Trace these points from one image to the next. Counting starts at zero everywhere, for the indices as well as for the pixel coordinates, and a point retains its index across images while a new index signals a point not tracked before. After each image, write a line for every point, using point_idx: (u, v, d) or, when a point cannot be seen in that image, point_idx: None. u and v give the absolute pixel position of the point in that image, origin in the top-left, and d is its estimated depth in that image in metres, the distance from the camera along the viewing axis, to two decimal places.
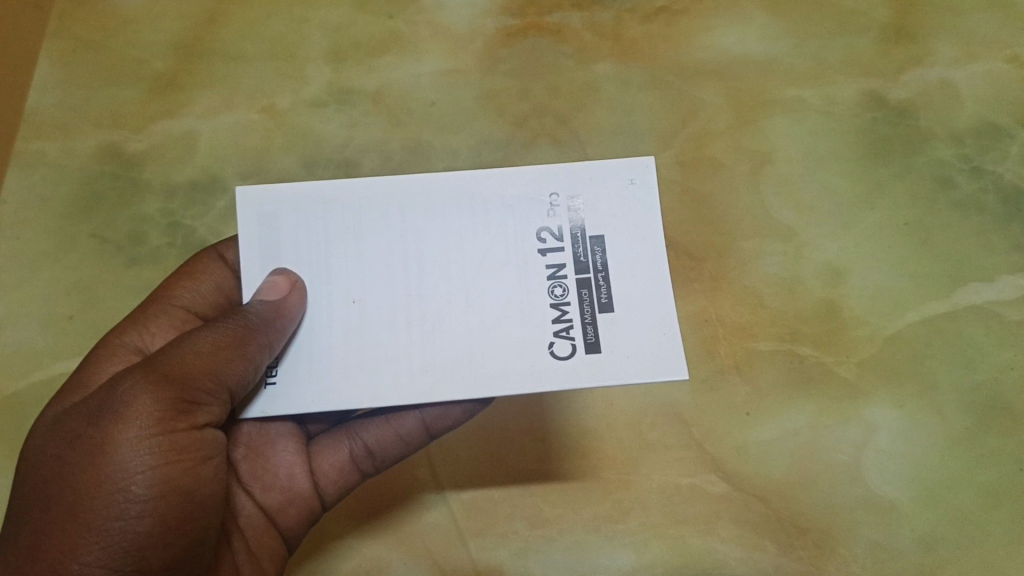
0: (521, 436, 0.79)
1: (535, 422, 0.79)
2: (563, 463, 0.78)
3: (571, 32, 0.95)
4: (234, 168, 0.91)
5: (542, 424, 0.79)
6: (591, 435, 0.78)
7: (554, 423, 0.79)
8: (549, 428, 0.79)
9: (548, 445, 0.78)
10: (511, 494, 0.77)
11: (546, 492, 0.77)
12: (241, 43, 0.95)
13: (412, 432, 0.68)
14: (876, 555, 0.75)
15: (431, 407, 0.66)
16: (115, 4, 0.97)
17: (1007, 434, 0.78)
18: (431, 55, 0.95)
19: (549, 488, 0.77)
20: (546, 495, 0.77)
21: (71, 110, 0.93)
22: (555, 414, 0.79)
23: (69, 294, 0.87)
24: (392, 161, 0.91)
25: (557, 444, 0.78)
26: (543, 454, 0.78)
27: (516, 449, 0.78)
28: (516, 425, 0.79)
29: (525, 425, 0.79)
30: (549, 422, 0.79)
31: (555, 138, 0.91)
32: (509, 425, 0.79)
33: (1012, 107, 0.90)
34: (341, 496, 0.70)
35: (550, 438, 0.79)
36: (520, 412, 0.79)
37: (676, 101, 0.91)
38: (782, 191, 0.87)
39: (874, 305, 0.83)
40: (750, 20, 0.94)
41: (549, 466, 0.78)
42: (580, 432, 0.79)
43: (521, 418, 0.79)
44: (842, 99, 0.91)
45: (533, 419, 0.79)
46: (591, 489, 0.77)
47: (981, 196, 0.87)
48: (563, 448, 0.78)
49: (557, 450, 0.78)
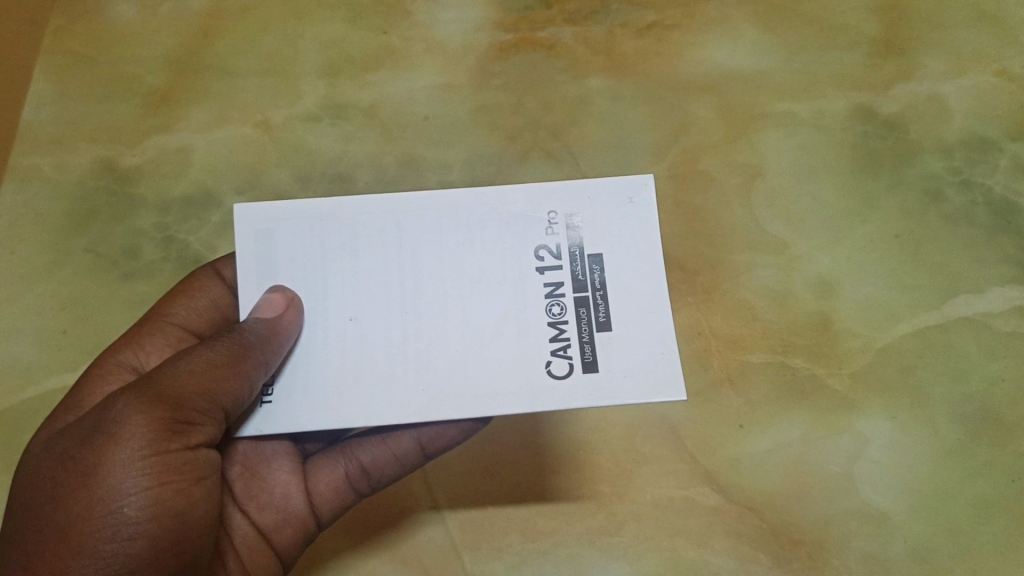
0: (515, 455, 0.79)
1: (530, 441, 0.79)
2: (558, 480, 0.78)
3: (563, 47, 0.96)
4: (228, 182, 0.91)
5: (537, 444, 0.79)
6: (586, 452, 0.78)
7: (547, 441, 0.79)
8: (543, 446, 0.79)
9: (545, 463, 0.78)
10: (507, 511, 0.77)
11: (543, 508, 0.77)
12: (236, 58, 0.96)
13: (407, 452, 0.68)
14: (870, 566, 0.75)
15: (428, 426, 0.66)
16: (110, 20, 0.98)
17: (999, 445, 0.78)
18: (425, 70, 0.95)
19: (546, 504, 0.77)
20: (542, 510, 0.77)
21: (66, 125, 0.93)
22: (549, 432, 0.79)
23: (63, 309, 0.87)
24: (386, 176, 0.91)
25: (553, 461, 0.78)
26: (539, 472, 0.78)
27: (512, 467, 0.78)
28: (511, 445, 0.79)
29: (522, 444, 0.79)
30: (543, 441, 0.79)
31: (548, 153, 0.91)
32: (505, 444, 0.79)
33: (1000, 120, 0.91)
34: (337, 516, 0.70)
35: (546, 455, 0.79)
36: (516, 431, 0.79)
37: (668, 115, 0.92)
38: (774, 204, 0.88)
39: (866, 318, 0.83)
40: (740, 35, 0.95)
41: (546, 483, 0.78)
42: (575, 448, 0.79)
43: (516, 436, 0.79)
44: (832, 113, 0.92)
45: (530, 437, 0.79)
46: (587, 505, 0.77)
47: (971, 208, 0.88)
48: (559, 465, 0.78)
49: (553, 468, 0.78)
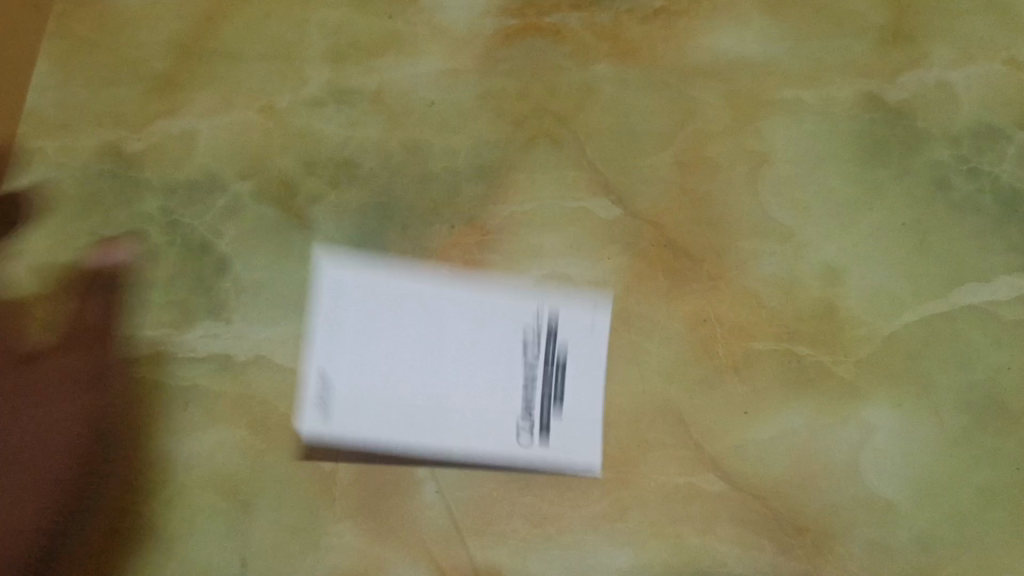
0: (502, 356, 0.81)
1: (516, 343, 0.82)
2: (549, 387, 0.81)
3: (569, 32, 0.95)
4: (233, 168, 0.91)
5: (524, 346, 0.82)
6: (572, 363, 0.81)
7: (533, 344, 0.82)
8: (530, 350, 0.82)
9: (531, 367, 0.81)
10: (500, 420, 0.79)
11: (536, 422, 0.79)
12: (241, 43, 0.96)
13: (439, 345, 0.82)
14: (872, 553, 0.75)
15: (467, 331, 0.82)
16: (112, 4, 0.97)
17: (1004, 434, 0.78)
18: (431, 55, 0.95)
19: (539, 415, 0.80)
20: (536, 424, 0.79)
21: (71, 109, 0.93)
22: (533, 336, 0.82)
23: (67, 294, 0.86)
24: (391, 162, 0.91)
25: (541, 367, 0.81)
26: (529, 378, 0.81)
27: (500, 372, 0.81)
28: (497, 348, 0.82)
29: (508, 346, 0.82)
30: (529, 345, 0.82)
31: (554, 140, 0.91)
32: (493, 346, 0.82)
33: (1008, 109, 0.91)
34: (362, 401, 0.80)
35: (533, 361, 0.81)
36: (501, 331, 0.82)
37: (674, 102, 0.92)
38: (781, 191, 0.88)
39: (872, 306, 0.83)
40: (748, 20, 0.94)
41: (538, 390, 0.80)
42: (558, 356, 0.82)
43: (503, 337, 0.82)
44: (840, 100, 0.91)
45: (516, 338, 0.82)
46: (580, 422, 0.79)
47: (978, 197, 0.87)
48: (548, 372, 0.81)
49: (543, 377, 0.81)
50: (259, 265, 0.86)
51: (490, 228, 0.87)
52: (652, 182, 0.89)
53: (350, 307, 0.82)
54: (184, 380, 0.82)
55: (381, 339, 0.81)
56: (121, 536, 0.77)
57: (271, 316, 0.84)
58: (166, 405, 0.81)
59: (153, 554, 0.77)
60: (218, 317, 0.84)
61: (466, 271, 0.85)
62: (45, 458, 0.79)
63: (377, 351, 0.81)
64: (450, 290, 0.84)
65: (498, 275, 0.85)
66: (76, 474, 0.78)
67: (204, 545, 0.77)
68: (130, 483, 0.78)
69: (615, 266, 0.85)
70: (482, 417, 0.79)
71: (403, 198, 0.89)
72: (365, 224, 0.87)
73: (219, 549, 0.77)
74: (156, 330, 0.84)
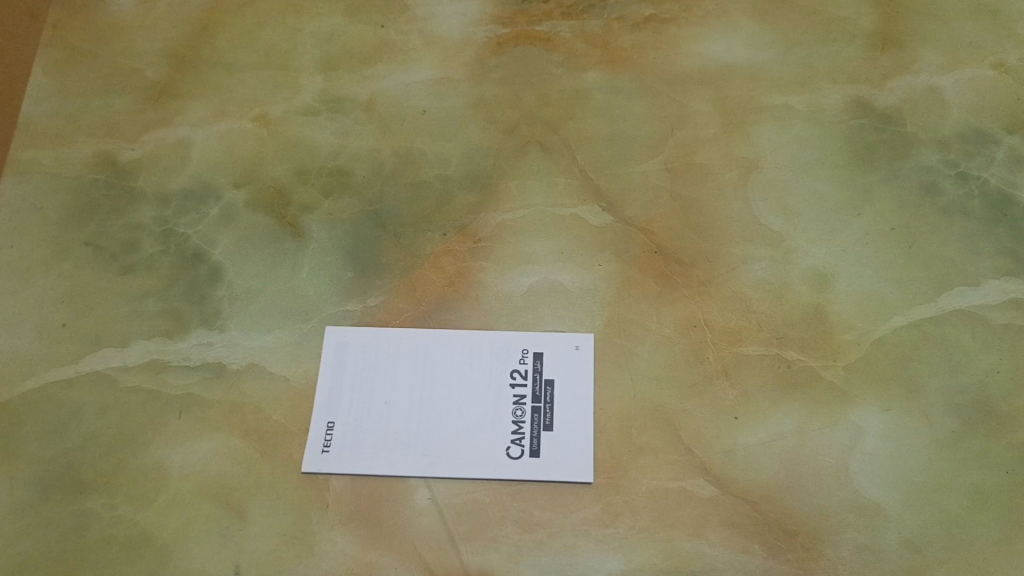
0: (491, 384, 0.82)
1: (503, 370, 0.82)
2: (536, 412, 0.81)
3: (561, 40, 0.97)
4: (226, 175, 0.91)
5: (511, 373, 0.82)
6: (557, 385, 0.81)
7: (521, 371, 0.82)
8: (518, 377, 0.82)
9: (520, 393, 0.81)
10: (489, 446, 0.79)
11: (525, 446, 0.79)
12: (237, 53, 0.98)
13: (433, 365, 0.83)
14: (864, 557, 0.74)
15: (460, 351, 0.83)
16: (112, 16, 1.00)
17: (994, 437, 0.78)
18: (423, 64, 0.96)
19: (528, 439, 0.80)
20: (525, 448, 0.79)
21: (66, 119, 0.94)
22: (520, 362, 0.82)
23: (62, 303, 0.86)
24: (383, 170, 0.91)
25: (529, 392, 0.81)
26: (517, 404, 0.81)
27: (489, 399, 0.81)
28: (485, 376, 0.82)
29: (496, 373, 0.82)
30: (515, 371, 0.82)
31: (544, 146, 0.92)
32: (482, 374, 0.82)
33: (995, 113, 0.92)
34: (358, 421, 0.81)
35: (521, 387, 0.82)
36: (488, 358, 0.83)
37: (665, 109, 0.93)
38: (770, 197, 0.88)
39: (860, 311, 0.83)
40: (737, 28, 0.97)
41: (526, 415, 0.80)
42: (544, 380, 0.82)
43: (491, 364, 0.83)
44: (828, 105, 0.93)
45: (503, 366, 0.82)
46: (568, 441, 0.79)
47: (967, 201, 0.88)
48: (535, 397, 0.81)
49: (532, 403, 0.81)
50: (252, 274, 0.87)
51: (483, 235, 0.88)
52: (642, 188, 0.89)
53: (346, 343, 0.84)
54: (178, 388, 0.82)
55: (374, 374, 0.82)
56: (117, 543, 0.76)
57: (265, 326, 0.85)
58: (160, 413, 0.81)
59: (149, 564, 0.75)
60: (211, 326, 0.85)
61: (458, 281, 0.86)
62: (39, 467, 0.79)
63: (372, 386, 0.82)
64: (439, 317, 0.84)
65: (486, 302, 0.85)
66: (71, 482, 0.79)
67: (201, 552, 0.76)
68: (123, 491, 0.78)
69: (606, 273, 0.86)
70: (472, 445, 0.79)
71: (395, 205, 0.89)
72: (359, 232, 0.88)
73: (215, 555, 0.75)
74: (150, 338, 0.84)
